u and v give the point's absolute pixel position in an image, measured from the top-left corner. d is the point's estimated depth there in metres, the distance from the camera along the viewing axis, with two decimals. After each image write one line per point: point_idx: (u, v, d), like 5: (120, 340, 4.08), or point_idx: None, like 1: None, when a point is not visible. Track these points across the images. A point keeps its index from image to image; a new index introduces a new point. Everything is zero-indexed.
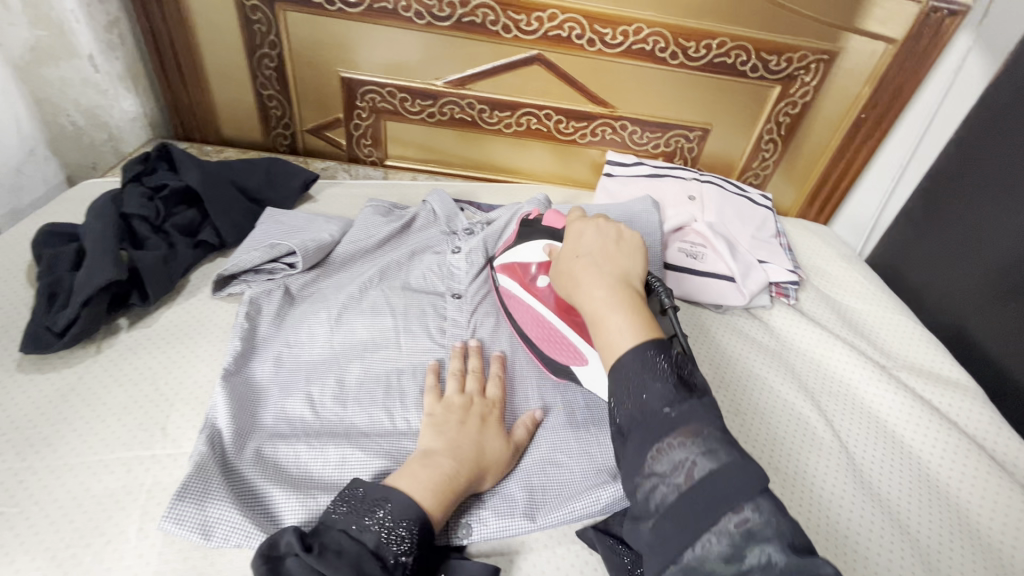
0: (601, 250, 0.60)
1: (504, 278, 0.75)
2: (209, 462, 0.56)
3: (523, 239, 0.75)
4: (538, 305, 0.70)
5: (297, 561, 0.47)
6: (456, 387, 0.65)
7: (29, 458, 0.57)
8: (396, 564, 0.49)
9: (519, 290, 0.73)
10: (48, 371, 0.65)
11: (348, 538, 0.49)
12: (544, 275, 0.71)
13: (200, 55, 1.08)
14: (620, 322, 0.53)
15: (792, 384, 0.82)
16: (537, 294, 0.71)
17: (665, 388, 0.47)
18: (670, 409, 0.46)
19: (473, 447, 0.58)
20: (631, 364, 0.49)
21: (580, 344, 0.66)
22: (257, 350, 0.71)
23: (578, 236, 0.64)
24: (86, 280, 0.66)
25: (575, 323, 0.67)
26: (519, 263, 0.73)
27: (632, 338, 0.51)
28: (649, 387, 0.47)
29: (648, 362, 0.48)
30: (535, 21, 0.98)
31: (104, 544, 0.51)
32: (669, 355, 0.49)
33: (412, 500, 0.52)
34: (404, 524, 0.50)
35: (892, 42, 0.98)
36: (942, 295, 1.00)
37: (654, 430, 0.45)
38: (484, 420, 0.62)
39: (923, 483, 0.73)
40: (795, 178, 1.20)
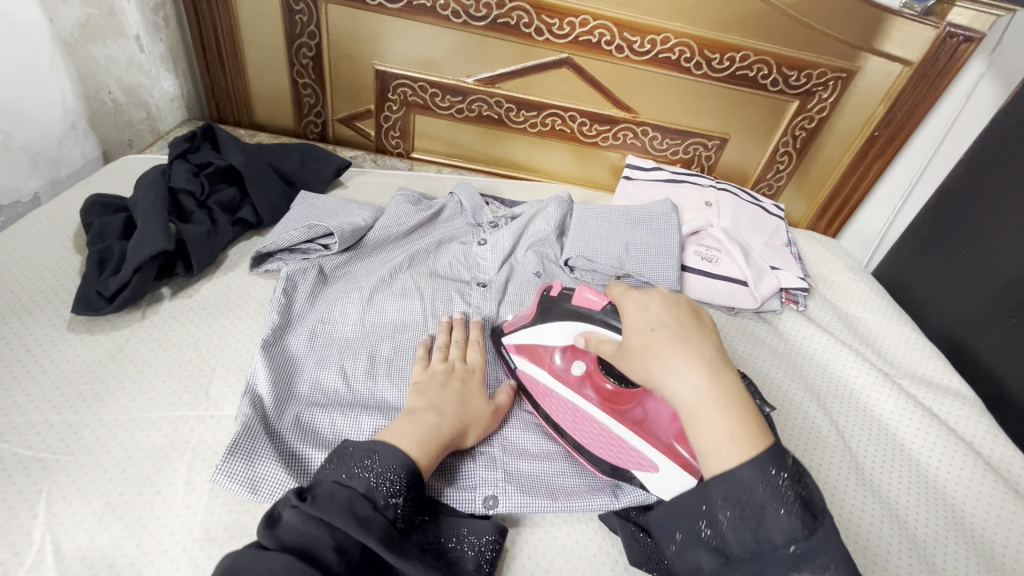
0: (677, 324, 0.53)
1: (527, 363, 0.69)
2: (254, 423, 0.59)
3: (549, 320, 0.68)
4: (580, 400, 0.64)
5: (291, 510, 0.48)
6: (441, 355, 0.69)
7: (81, 412, 0.60)
8: (388, 506, 0.50)
9: (549, 380, 0.67)
10: (96, 333, 0.68)
11: (338, 485, 0.49)
12: (574, 361, 0.67)
13: (240, 41, 1.11)
14: (724, 430, 0.47)
15: (798, 384, 0.86)
16: (571, 384, 0.66)
17: (792, 524, 0.44)
18: (793, 546, 0.44)
19: (455, 406, 0.62)
20: (748, 488, 0.45)
21: (639, 445, 0.59)
22: (293, 324, 0.74)
23: (644, 307, 0.55)
24: (138, 248, 0.69)
25: (621, 415, 0.62)
26: (544, 347, 0.69)
27: (745, 453, 0.46)
28: (771, 519, 0.45)
29: (772, 491, 0.45)
30: (567, 26, 1.02)
31: (154, 494, 0.54)
32: (787, 470, 0.46)
33: (398, 450, 0.53)
34: (392, 469, 0.52)
35: (909, 63, 1.02)
36: (947, 309, 1.03)
37: (774, 566, 0.45)
38: (466, 382, 0.66)
39: (918, 480, 0.77)
40: (807, 191, 1.24)
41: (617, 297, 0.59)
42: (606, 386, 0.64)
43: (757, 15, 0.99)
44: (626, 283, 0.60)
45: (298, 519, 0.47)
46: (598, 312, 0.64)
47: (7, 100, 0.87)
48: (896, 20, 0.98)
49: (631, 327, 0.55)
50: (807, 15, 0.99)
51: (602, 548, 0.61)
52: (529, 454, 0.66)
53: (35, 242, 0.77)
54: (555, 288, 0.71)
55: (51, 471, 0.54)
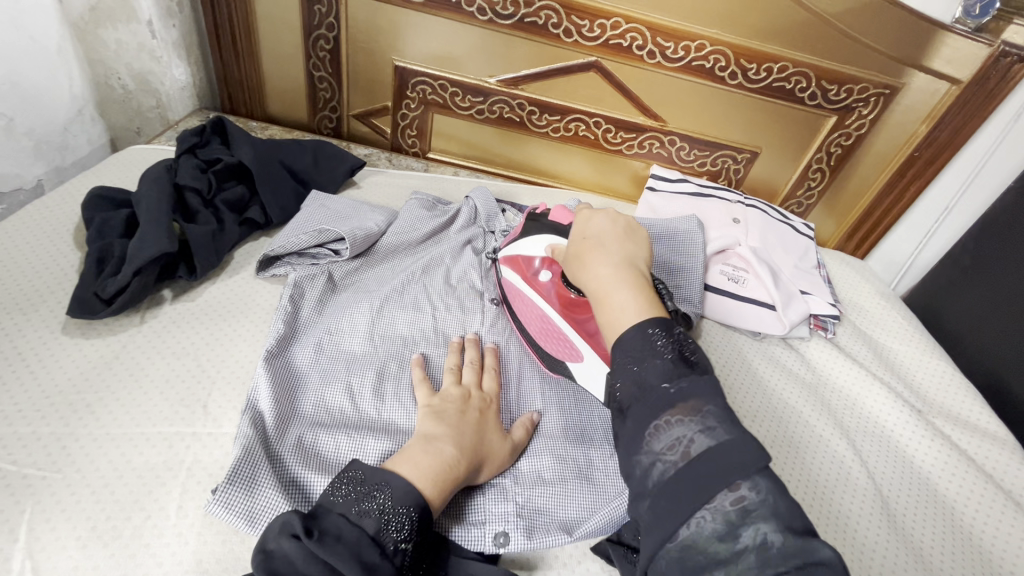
0: (606, 232, 0.59)
1: (507, 270, 0.76)
2: (255, 446, 0.55)
3: (533, 232, 0.75)
4: (537, 299, 0.70)
5: (293, 547, 0.44)
6: (453, 379, 0.65)
7: (72, 424, 0.56)
8: (395, 551, 0.47)
9: (520, 283, 0.73)
10: (92, 337, 0.65)
11: (347, 523, 0.47)
12: (546, 269, 0.71)
13: (256, 30, 1.07)
14: (624, 301, 0.51)
15: (829, 421, 0.81)
16: (537, 288, 0.71)
17: (665, 365, 0.46)
18: (668, 385, 0.45)
19: (473, 436, 0.57)
20: (630, 345, 0.48)
21: (574, 337, 0.66)
22: (299, 335, 0.70)
23: (582, 218, 0.62)
24: (139, 250, 0.66)
25: (574, 321, 0.66)
26: (522, 255, 0.74)
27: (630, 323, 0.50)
28: (649, 364, 0.46)
29: (648, 342, 0.47)
30: (598, 28, 0.97)
31: (143, 519, 0.51)
32: (669, 333, 0.48)
33: (413, 486, 0.50)
34: (405, 510, 0.49)
35: (957, 82, 0.96)
36: (986, 343, 0.98)
37: (654, 408, 0.44)
38: (483, 414, 0.61)
39: (956, 533, 0.73)
40: (837, 210, 1.19)
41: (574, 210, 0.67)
42: (567, 295, 0.67)
43: (800, 24, 0.94)
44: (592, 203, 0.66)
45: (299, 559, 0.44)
46: (565, 226, 0.73)
47: (10, 83, 0.83)
48: (947, 36, 0.92)
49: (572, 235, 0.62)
50: (853, 27, 0.93)
51: None
52: (540, 480, 0.61)
53: (31, 234, 0.74)
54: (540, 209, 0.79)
55: (35, 491, 0.51)
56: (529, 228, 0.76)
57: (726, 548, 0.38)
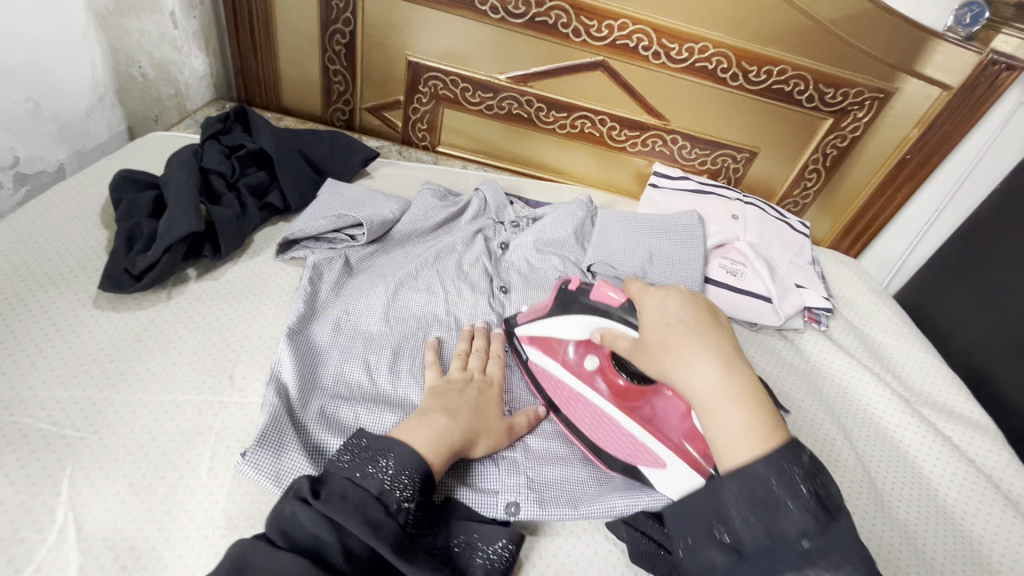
0: (693, 323, 0.53)
1: (541, 355, 0.70)
2: (281, 413, 0.58)
3: (565, 311, 0.67)
4: (591, 392, 0.65)
5: (303, 509, 0.47)
6: (460, 365, 0.68)
7: (105, 390, 0.59)
8: (399, 510, 0.49)
9: (560, 371, 0.69)
10: (122, 311, 0.68)
11: (352, 485, 0.49)
12: (588, 355, 0.67)
13: (274, 24, 1.10)
14: (740, 421, 0.48)
15: (822, 409, 0.85)
16: (585, 377, 0.67)
17: (804, 518, 0.44)
18: (806, 541, 0.43)
19: (469, 413, 0.60)
20: (762, 480, 0.45)
21: (649, 442, 0.60)
22: (318, 314, 0.73)
23: (659, 305, 0.56)
24: (168, 229, 0.69)
25: (630, 410, 0.63)
26: (558, 339, 0.69)
27: (760, 444, 0.47)
28: (783, 510, 0.44)
29: (786, 483, 0.45)
30: (606, 28, 1.01)
31: (176, 478, 0.54)
32: (801, 466, 0.46)
33: (414, 451, 0.52)
34: (407, 472, 0.51)
35: (947, 88, 1.00)
36: (971, 339, 1.03)
37: (788, 562, 0.44)
38: (483, 392, 0.65)
39: (941, 514, 0.76)
40: (832, 210, 1.23)
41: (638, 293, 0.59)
42: (618, 381, 0.65)
43: (799, 29, 0.98)
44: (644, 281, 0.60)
45: (309, 518, 0.47)
46: (616, 308, 0.62)
47: (38, 68, 0.86)
48: (939, 44, 0.97)
49: (648, 320, 0.56)
50: (849, 32, 0.97)
51: (619, 560, 0.60)
52: (552, 461, 0.65)
53: (60, 214, 0.77)
54: (573, 281, 0.68)
55: (75, 449, 0.54)
56: (563, 301, 0.68)
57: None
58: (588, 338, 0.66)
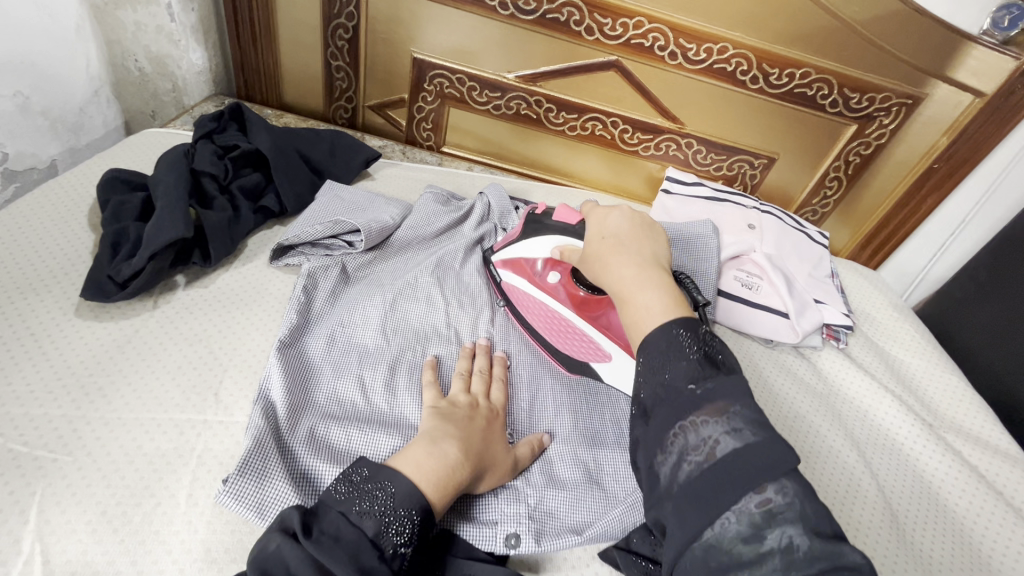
0: (625, 234, 0.59)
1: (511, 275, 0.75)
2: (266, 437, 0.55)
3: (530, 233, 0.73)
4: (553, 302, 0.72)
5: (290, 548, 0.44)
6: (462, 387, 0.64)
7: (83, 407, 0.56)
8: (394, 555, 0.46)
9: (527, 287, 0.74)
10: (105, 321, 0.65)
11: (346, 524, 0.46)
12: (552, 270, 0.72)
13: (275, 17, 1.07)
14: (651, 306, 0.51)
15: (840, 433, 0.80)
16: (548, 290, 0.72)
17: (692, 366, 0.46)
18: (694, 386, 0.45)
19: (479, 444, 0.56)
20: (659, 344, 0.48)
21: (602, 340, 0.68)
22: (311, 326, 0.69)
23: (599, 221, 0.62)
24: (155, 235, 0.65)
25: (589, 318, 0.70)
26: (526, 258, 0.74)
27: (664, 317, 0.50)
28: (676, 366, 0.46)
29: (675, 343, 0.48)
30: (620, 27, 0.96)
31: (154, 506, 0.51)
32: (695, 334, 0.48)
33: (415, 488, 0.49)
34: (406, 512, 0.48)
35: (980, 95, 0.95)
36: (996, 359, 0.98)
37: (681, 410, 0.44)
38: (490, 422, 0.60)
39: (967, 551, 0.72)
40: (851, 220, 1.18)
41: (586, 213, 0.65)
42: (578, 293, 0.70)
43: (824, 30, 0.93)
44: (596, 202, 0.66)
45: (294, 558, 0.44)
46: (574, 224, 0.68)
47: (27, 62, 0.82)
48: (972, 47, 0.91)
49: (589, 236, 0.62)
50: (878, 34, 0.92)
51: None
52: (555, 485, 0.61)
53: (47, 214, 0.74)
54: (540, 207, 0.75)
55: (47, 473, 0.51)
56: (530, 228, 0.73)
57: (752, 550, 0.38)
58: (552, 257, 0.71)
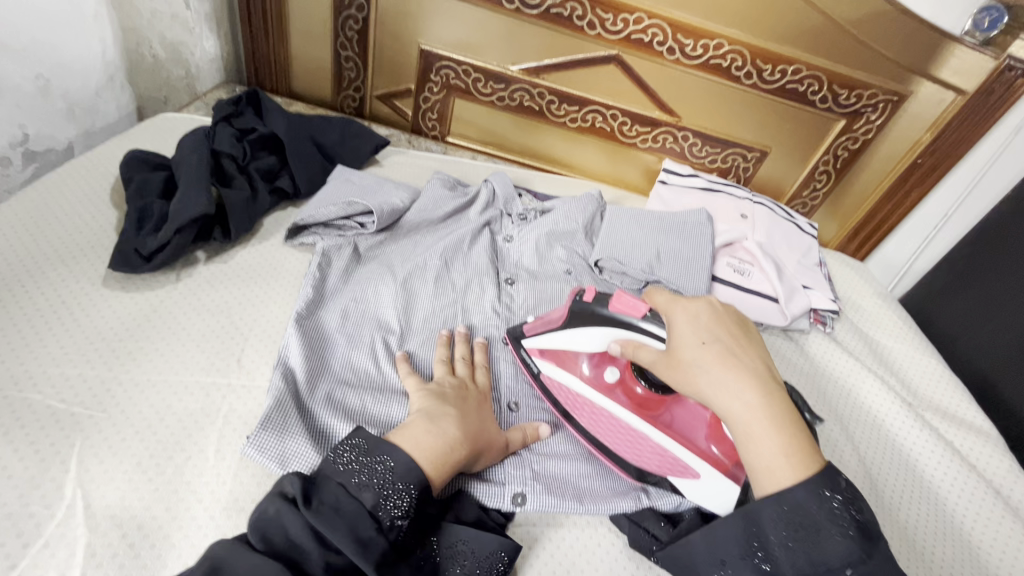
0: (729, 341, 0.55)
1: (553, 369, 0.68)
2: (285, 398, 0.58)
3: (582, 321, 0.66)
4: (611, 404, 0.64)
5: (289, 518, 0.45)
6: (447, 371, 0.66)
7: (115, 369, 0.59)
8: (391, 527, 0.48)
9: (576, 384, 0.67)
10: (132, 291, 0.68)
11: (346, 495, 0.48)
12: (607, 367, 0.66)
13: (287, 8, 1.10)
14: (778, 442, 0.48)
15: (824, 409, 0.85)
16: (604, 390, 0.65)
17: (846, 545, 0.45)
18: (848, 569, 0.44)
19: (474, 423, 0.58)
20: (802, 506, 0.46)
21: (680, 451, 0.60)
22: (326, 300, 0.73)
23: (692, 322, 0.57)
24: (180, 211, 0.69)
25: (650, 419, 0.63)
26: (573, 350, 0.67)
27: (797, 468, 0.47)
28: (826, 539, 0.45)
29: (825, 511, 0.46)
30: (621, 22, 1.00)
31: (184, 459, 0.54)
32: (839, 492, 0.47)
33: (414, 463, 0.51)
34: (403, 487, 0.49)
35: (962, 93, 1.00)
36: (972, 345, 1.03)
37: None
38: (480, 403, 0.63)
39: (942, 520, 0.77)
40: (839, 213, 1.23)
41: (670, 309, 0.60)
42: (638, 391, 0.64)
43: (815, 29, 0.97)
44: (672, 297, 0.61)
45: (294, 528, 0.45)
46: (643, 317, 0.63)
47: (49, 45, 0.85)
48: (955, 48, 0.96)
49: (678, 337, 0.57)
50: (866, 33, 0.97)
51: (612, 553, 0.60)
52: (560, 456, 0.65)
53: (70, 192, 0.76)
54: (590, 291, 0.67)
55: (84, 427, 0.54)
56: (576, 314, 0.67)
57: None
58: (606, 350, 0.65)
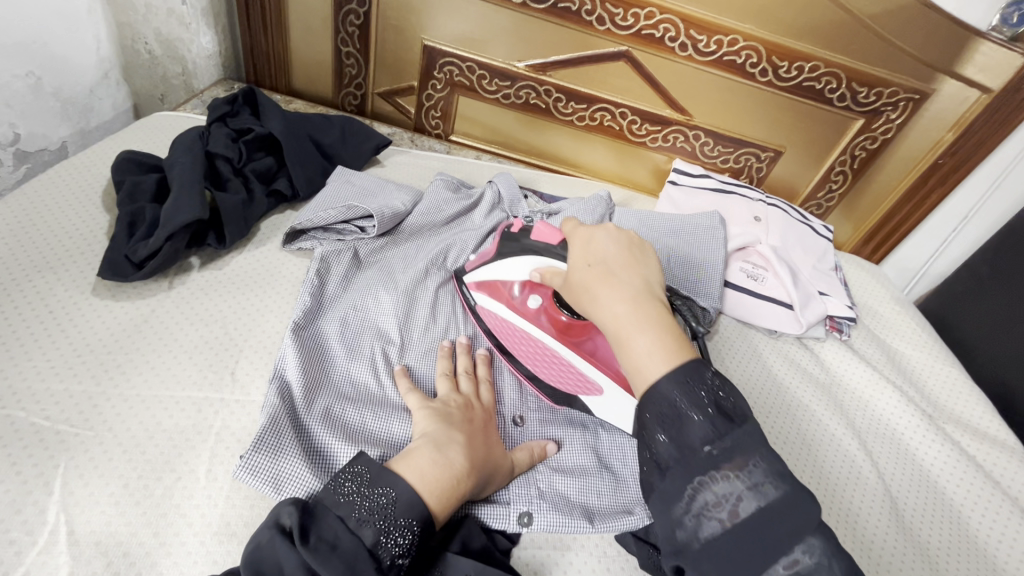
0: (614, 259, 0.52)
1: (487, 299, 0.70)
2: (280, 415, 0.56)
3: (508, 253, 0.68)
4: (534, 329, 0.67)
5: (285, 556, 0.43)
6: (450, 387, 0.63)
7: (103, 384, 0.57)
8: (391, 566, 0.45)
9: (505, 312, 0.69)
10: (122, 300, 0.65)
11: (345, 531, 0.45)
12: (531, 294, 0.67)
13: (286, 3, 1.07)
14: (649, 344, 0.46)
15: (840, 421, 0.82)
16: (529, 316, 0.67)
17: (707, 425, 0.43)
18: (709, 447, 0.43)
19: (480, 449, 0.56)
20: (668, 399, 0.44)
21: (593, 374, 0.62)
22: (325, 308, 0.70)
23: (584, 241, 0.55)
24: (171, 215, 0.66)
25: (571, 344, 0.65)
26: (502, 281, 0.69)
27: (665, 364, 0.45)
28: (688, 423, 0.43)
29: (687, 396, 0.44)
30: (632, 17, 0.97)
31: (174, 480, 0.52)
32: (705, 382, 0.45)
33: (417, 496, 0.48)
34: (405, 522, 0.47)
35: (987, 90, 0.96)
36: (994, 353, 0.99)
37: (696, 470, 0.42)
38: (485, 424, 0.60)
39: (964, 537, 0.74)
40: (854, 215, 1.19)
41: (567, 235, 0.57)
42: (560, 318, 0.65)
43: (834, 24, 0.93)
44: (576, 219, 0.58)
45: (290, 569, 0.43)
46: (555, 246, 0.62)
47: (40, 42, 0.82)
48: (981, 44, 0.92)
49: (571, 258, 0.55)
50: (888, 28, 0.92)
51: None
52: (567, 471, 0.62)
53: (60, 195, 0.74)
54: (516, 225, 0.70)
55: (70, 446, 0.52)
56: (504, 247, 0.69)
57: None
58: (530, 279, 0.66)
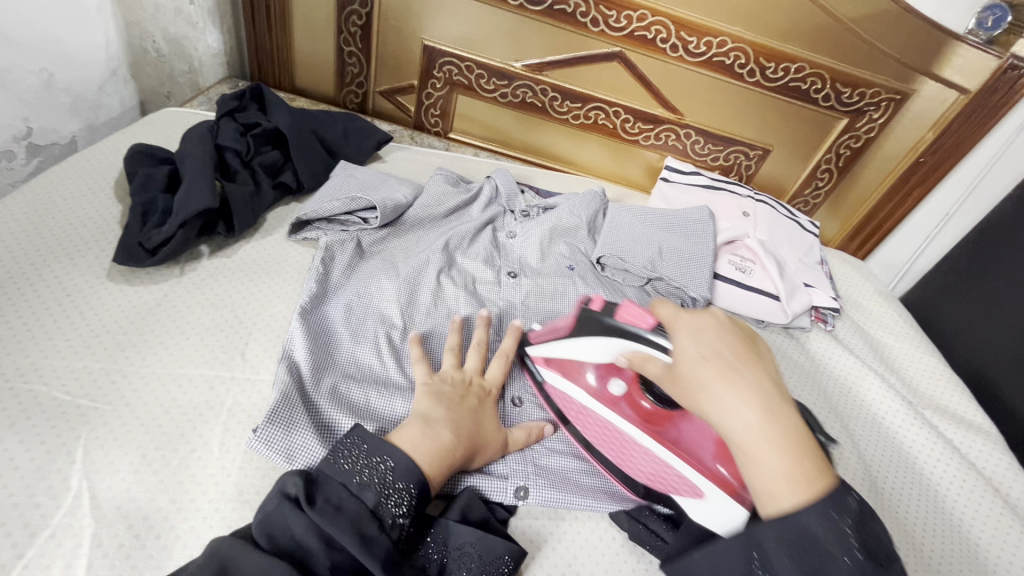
0: (730, 353, 0.50)
1: (559, 379, 0.67)
2: (291, 392, 0.59)
3: (588, 332, 0.65)
4: (615, 416, 0.63)
5: (294, 518, 0.46)
6: (454, 362, 0.66)
7: (120, 361, 0.60)
8: (393, 525, 0.48)
9: (580, 395, 0.65)
10: (136, 284, 0.68)
11: (348, 494, 0.48)
12: (613, 380, 0.64)
13: (291, 3, 1.10)
14: (781, 467, 0.44)
15: (825, 406, 0.85)
16: (611, 403, 0.64)
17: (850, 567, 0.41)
18: None
19: (471, 425, 0.59)
20: (809, 531, 0.42)
21: (688, 471, 0.58)
22: (330, 294, 0.73)
23: (693, 331, 0.52)
24: (184, 204, 0.69)
25: (656, 435, 0.61)
26: (577, 362, 0.66)
27: (802, 494, 0.44)
28: (834, 564, 0.41)
29: (833, 533, 0.42)
30: (625, 19, 1.00)
31: (189, 452, 0.54)
32: (849, 512, 0.43)
33: (413, 463, 0.51)
34: (404, 486, 0.50)
35: (965, 91, 1.00)
36: (974, 345, 1.03)
37: None
38: (482, 402, 0.63)
39: (942, 518, 0.77)
40: (841, 212, 1.23)
41: (667, 319, 0.55)
42: (644, 405, 0.63)
43: (818, 27, 0.97)
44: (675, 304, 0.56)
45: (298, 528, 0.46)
46: (645, 329, 0.61)
47: (53, 39, 0.85)
48: (958, 46, 0.96)
49: (677, 349, 0.52)
50: (869, 31, 0.97)
51: (614, 547, 0.59)
52: (559, 451, 0.66)
53: (74, 185, 0.77)
54: (596, 300, 0.67)
55: (89, 419, 0.54)
56: (582, 323, 0.66)
57: None
58: (612, 362, 0.63)
